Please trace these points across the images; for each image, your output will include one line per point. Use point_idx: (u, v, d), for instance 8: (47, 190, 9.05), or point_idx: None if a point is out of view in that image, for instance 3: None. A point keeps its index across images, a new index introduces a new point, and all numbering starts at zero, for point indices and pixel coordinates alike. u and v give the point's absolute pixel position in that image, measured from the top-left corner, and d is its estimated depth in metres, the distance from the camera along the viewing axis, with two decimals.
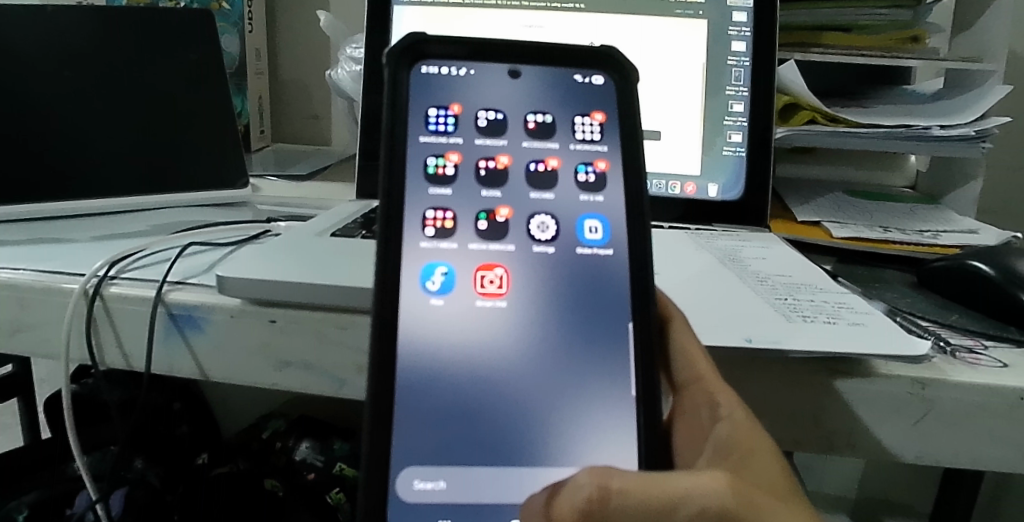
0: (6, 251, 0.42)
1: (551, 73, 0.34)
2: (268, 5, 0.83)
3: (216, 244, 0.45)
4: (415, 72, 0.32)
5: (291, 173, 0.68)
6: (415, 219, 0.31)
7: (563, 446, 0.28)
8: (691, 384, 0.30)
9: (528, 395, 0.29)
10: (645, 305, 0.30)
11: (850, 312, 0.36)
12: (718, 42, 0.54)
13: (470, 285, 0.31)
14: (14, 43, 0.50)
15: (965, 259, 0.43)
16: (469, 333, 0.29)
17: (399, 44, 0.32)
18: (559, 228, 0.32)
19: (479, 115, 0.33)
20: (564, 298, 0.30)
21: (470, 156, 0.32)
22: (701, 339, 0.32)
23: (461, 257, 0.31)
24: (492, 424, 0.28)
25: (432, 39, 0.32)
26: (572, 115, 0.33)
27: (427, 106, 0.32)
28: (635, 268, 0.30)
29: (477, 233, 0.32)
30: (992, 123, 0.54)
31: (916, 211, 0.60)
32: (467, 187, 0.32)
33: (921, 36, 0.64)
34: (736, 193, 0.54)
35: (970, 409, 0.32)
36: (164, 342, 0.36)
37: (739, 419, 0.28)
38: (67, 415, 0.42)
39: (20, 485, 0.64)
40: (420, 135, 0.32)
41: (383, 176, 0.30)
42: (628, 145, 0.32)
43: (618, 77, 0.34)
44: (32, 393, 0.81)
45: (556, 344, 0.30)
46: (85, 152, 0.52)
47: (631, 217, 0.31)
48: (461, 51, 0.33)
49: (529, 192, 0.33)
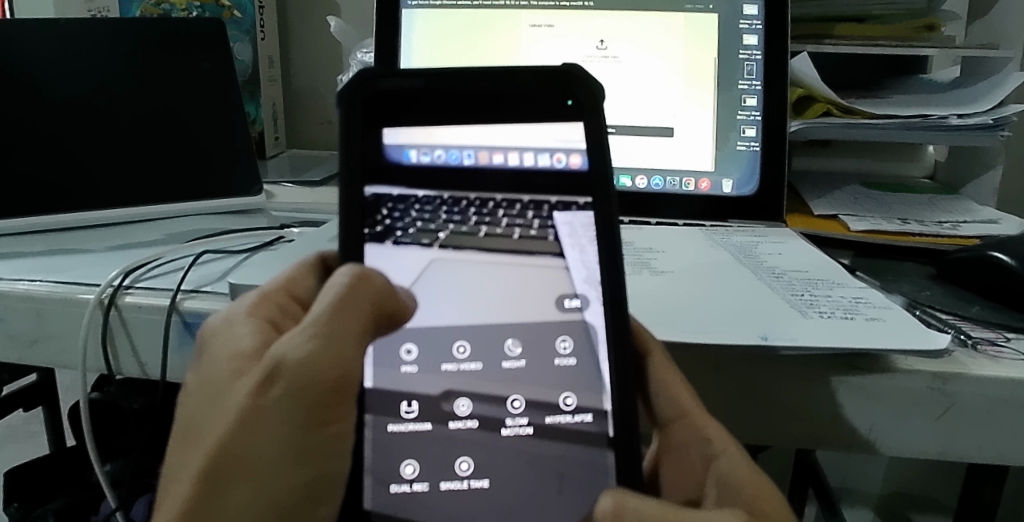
0: (24, 262, 0.43)
1: (527, 113, 0.33)
2: (281, 13, 0.84)
3: (229, 251, 0.45)
4: (372, 112, 0.31)
5: (305, 178, 0.69)
6: (383, 267, 0.31)
7: (535, 485, 0.31)
8: (676, 418, 0.30)
9: (505, 428, 0.31)
10: (621, 344, 0.29)
11: (868, 306, 0.35)
12: (729, 35, 0.53)
13: (444, 343, 0.32)
14: (32, 58, 0.51)
15: (985, 249, 0.42)
16: (454, 381, 0.32)
17: (350, 83, 0.30)
18: (546, 283, 0.33)
19: (444, 194, 0.35)
20: (540, 337, 0.32)
21: (429, 253, 0.33)
22: (659, 336, 0.32)
23: (436, 314, 0.32)
24: (459, 463, 0.31)
25: (384, 72, 0.31)
26: (535, 172, 0.33)
27: (396, 164, 0.32)
28: (610, 298, 0.29)
29: (452, 300, 0.32)
30: (1011, 111, 0.52)
31: (935, 202, 0.59)
32: (418, 262, 0.32)
33: (937, 25, 0.61)
34: (750, 188, 0.53)
35: (993, 403, 0.31)
36: (178, 352, 0.37)
37: (735, 455, 0.29)
38: (87, 425, 0.43)
39: (46, 495, 0.64)
40: (374, 188, 0.31)
41: (342, 253, 0.30)
42: (601, 184, 0.30)
43: (587, 97, 0.31)
44: (57, 402, 0.82)
45: (532, 382, 0.32)
46: (103, 166, 0.53)
47: (606, 259, 0.29)
48: (415, 81, 0.31)
49: (478, 250, 0.34)
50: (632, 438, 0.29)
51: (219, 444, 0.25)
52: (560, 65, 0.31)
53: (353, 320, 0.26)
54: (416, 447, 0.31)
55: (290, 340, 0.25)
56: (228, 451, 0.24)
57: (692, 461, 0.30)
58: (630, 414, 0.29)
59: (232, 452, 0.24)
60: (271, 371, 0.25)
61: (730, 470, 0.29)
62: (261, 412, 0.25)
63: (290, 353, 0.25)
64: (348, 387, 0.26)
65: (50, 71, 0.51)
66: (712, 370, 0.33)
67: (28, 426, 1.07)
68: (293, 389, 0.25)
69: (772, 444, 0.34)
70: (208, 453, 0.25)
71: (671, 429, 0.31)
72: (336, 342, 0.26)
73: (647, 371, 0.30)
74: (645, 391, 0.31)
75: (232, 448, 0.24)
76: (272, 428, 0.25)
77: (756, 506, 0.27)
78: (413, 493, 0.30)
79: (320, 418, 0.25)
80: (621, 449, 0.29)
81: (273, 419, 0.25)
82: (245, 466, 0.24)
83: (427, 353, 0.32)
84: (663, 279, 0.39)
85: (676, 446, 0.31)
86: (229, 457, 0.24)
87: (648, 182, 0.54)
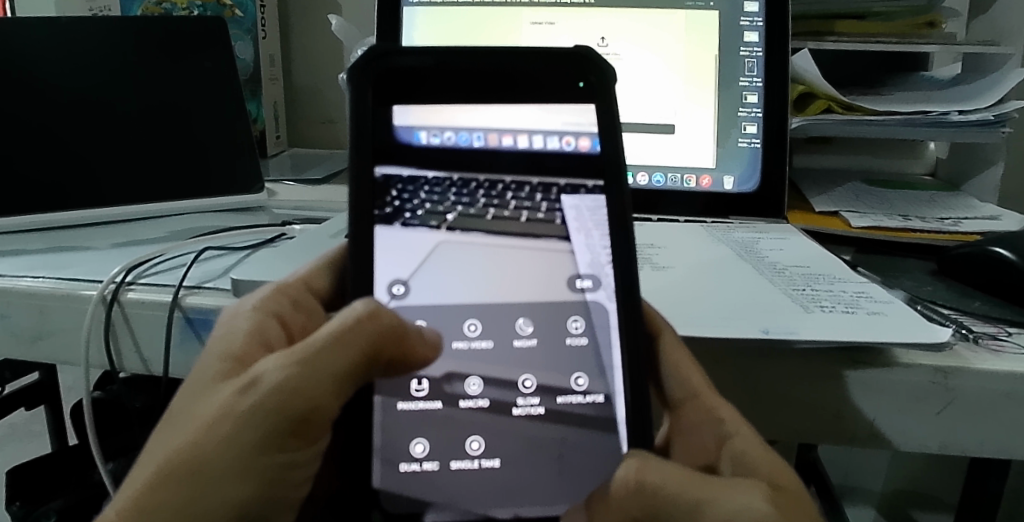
0: (26, 259, 0.43)
1: (538, 93, 0.34)
2: (282, 12, 0.84)
3: (231, 248, 0.45)
4: (383, 90, 0.32)
5: (307, 177, 0.69)
6: (391, 247, 0.32)
7: (544, 468, 0.30)
8: (688, 398, 0.30)
9: (516, 409, 0.31)
10: (632, 321, 0.30)
11: (869, 301, 0.35)
12: (730, 32, 0.53)
13: (451, 322, 0.32)
14: (35, 57, 0.51)
15: (987, 244, 0.42)
16: (467, 363, 0.32)
17: (364, 58, 0.32)
18: (557, 267, 0.33)
19: (451, 177, 0.35)
20: (549, 320, 0.32)
21: (435, 236, 0.33)
22: (680, 330, 0.32)
23: (441, 295, 0.32)
24: (472, 441, 0.31)
25: (399, 50, 0.32)
26: (542, 154, 0.34)
27: (404, 145, 0.33)
28: (621, 274, 0.30)
29: (461, 280, 0.33)
30: (1012, 107, 0.53)
31: (936, 199, 0.59)
32: (423, 242, 0.33)
33: (937, 22, 0.61)
34: (752, 184, 0.53)
35: (994, 396, 0.31)
36: (181, 347, 0.37)
37: (748, 433, 0.28)
38: (89, 423, 0.43)
39: (48, 493, 0.64)
40: (383, 166, 0.32)
41: (351, 231, 0.30)
42: (613, 165, 0.32)
43: (596, 79, 0.33)
44: (59, 400, 0.82)
45: (541, 365, 0.32)
46: (105, 163, 0.53)
47: (620, 254, 0.30)
48: (427, 60, 0.33)
49: (483, 233, 0.34)
50: (644, 418, 0.29)
51: (184, 442, 0.25)
52: (571, 47, 0.33)
53: (345, 359, 0.27)
54: (426, 427, 0.31)
55: (277, 361, 0.26)
56: (184, 453, 0.25)
57: (705, 442, 0.30)
58: (642, 389, 0.29)
59: (185, 456, 0.25)
60: (251, 385, 0.26)
61: (743, 449, 0.28)
62: (229, 423, 0.25)
63: (267, 372, 0.26)
64: (316, 419, 0.26)
65: (52, 70, 0.51)
66: (715, 361, 0.33)
67: (30, 426, 1.08)
68: (264, 411, 0.25)
69: (775, 438, 0.34)
70: (172, 447, 0.25)
71: (684, 410, 0.31)
72: (318, 376, 0.26)
73: (659, 351, 0.31)
74: (657, 372, 0.31)
75: (193, 451, 0.25)
76: (233, 442, 0.25)
77: (775, 481, 0.27)
78: (422, 473, 0.30)
79: (277, 444, 0.26)
80: (636, 423, 0.29)
81: (237, 434, 0.25)
82: (196, 470, 0.25)
83: (435, 333, 0.32)
84: (664, 274, 0.39)
85: (688, 429, 0.31)
86: (181, 461, 0.25)
87: (649, 179, 0.54)
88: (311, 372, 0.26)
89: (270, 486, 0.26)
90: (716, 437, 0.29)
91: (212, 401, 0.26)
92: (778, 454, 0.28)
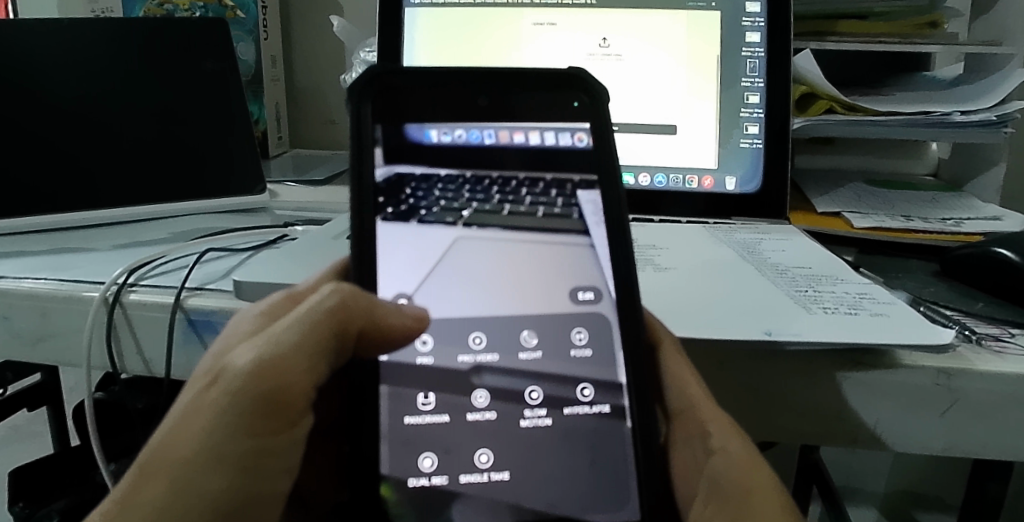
0: (29, 261, 0.43)
1: (539, 105, 0.34)
2: (283, 13, 0.84)
3: (233, 249, 0.45)
4: (384, 106, 0.33)
5: (308, 177, 0.69)
6: (399, 251, 0.32)
7: (556, 480, 0.30)
8: (685, 410, 0.30)
9: (524, 419, 0.31)
10: (636, 327, 0.30)
11: (873, 302, 0.35)
12: (732, 33, 0.53)
13: (460, 333, 0.32)
14: (37, 58, 0.51)
15: (989, 245, 0.41)
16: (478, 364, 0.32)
17: (362, 78, 0.32)
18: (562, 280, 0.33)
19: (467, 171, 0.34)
20: (556, 330, 0.32)
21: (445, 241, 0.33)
22: (676, 330, 0.32)
23: (453, 303, 0.32)
24: (480, 449, 0.31)
25: (397, 69, 0.33)
26: (549, 151, 0.34)
27: (415, 145, 0.33)
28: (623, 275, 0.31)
29: (470, 290, 0.33)
30: (1014, 107, 0.52)
31: (938, 199, 0.59)
32: (436, 242, 0.33)
33: (939, 22, 0.61)
34: (754, 185, 0.53)
35: (997, 398, 0.31)
36: (183, 347, 0.37)
37: (734, 452, 0.29)
38: (91, 424, 0.43)
39: (51, 494, 0.64)
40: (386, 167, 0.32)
41: (354, 247, 0.30)
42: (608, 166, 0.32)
43: (590, 96, 0.34)
44: (61, 401, 0.82)
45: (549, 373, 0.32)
46: (106, 164, 0.53)
47: (618, 254, 0.31)
48: (427, 79, 0.33)
49: (498, 231, 0.34)
50: (650, 425, 0.30)
51: (158, 440, 0.26)
52: (567, 69, 0.34)
53: (314, 337, 0.28)
54: (435, 440, 0.30)
55: (245, 349, 0.27)
56: (161, 450, 0.26)
57: (694, 457, 0.30)
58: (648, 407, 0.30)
59: (164, 455, 0.26)
60: (220, 374, 0.27)
61: (722, 471, 0.28)
62: (200, 413, 0.26)
63: (235, 358, 0.27)
64: (288, 400, 0.27)
65: (53, 71, 0.52)
66: (719, 364, 0.33)
67: (31, 427, 1.08)
68: (234, 394, 0.26)
69: (778, 440, 0.34)
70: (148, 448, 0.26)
71: (680, 422, 0.31)
72: (286, 355, 0.27)
73: (660, 361, 0.31)
74: (658, 383, 0.31)
75: (167, 446, 0.26)
76: (206, 431, 0.26)
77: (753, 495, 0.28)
78: (432, 487, 0.30)
79: (255, 425, 0.27)
80: (641, 429, 0.30)
81: (210, 421, 0.26)
82: (171, 464, 0.25)
83: (445, 340, 0.32)
84: (667, 275, 0.39)
85: (681, 441, 0.31)
86: (159, 461, 0.26)
87: (651, 180, 0.54)
88: (277, 352, 0.27)
89: (250, 471, 0.27)
90: (703, 452, 0.29)
91: (185, 398, 0.27)
92: (766, 469, 0.29)
